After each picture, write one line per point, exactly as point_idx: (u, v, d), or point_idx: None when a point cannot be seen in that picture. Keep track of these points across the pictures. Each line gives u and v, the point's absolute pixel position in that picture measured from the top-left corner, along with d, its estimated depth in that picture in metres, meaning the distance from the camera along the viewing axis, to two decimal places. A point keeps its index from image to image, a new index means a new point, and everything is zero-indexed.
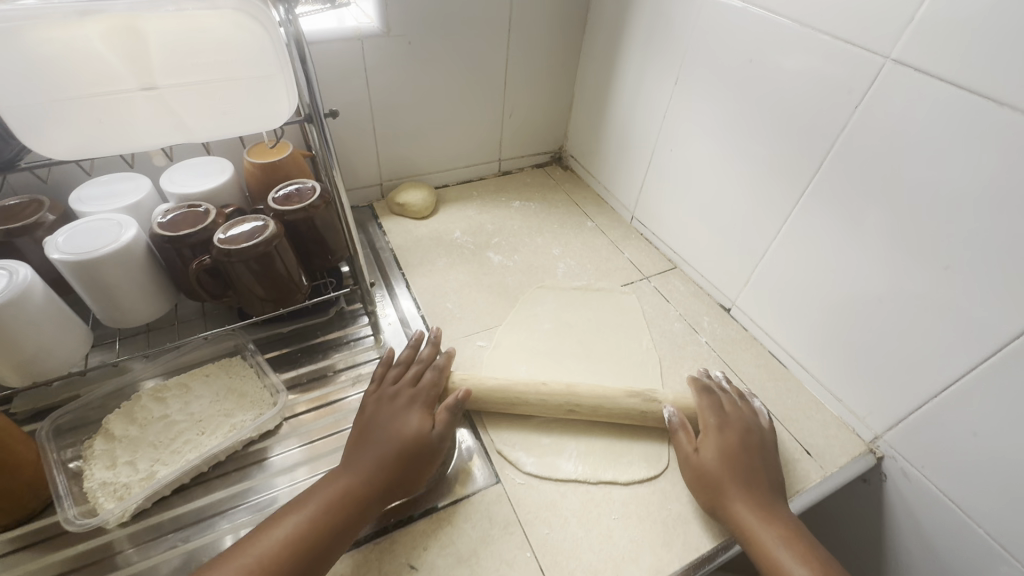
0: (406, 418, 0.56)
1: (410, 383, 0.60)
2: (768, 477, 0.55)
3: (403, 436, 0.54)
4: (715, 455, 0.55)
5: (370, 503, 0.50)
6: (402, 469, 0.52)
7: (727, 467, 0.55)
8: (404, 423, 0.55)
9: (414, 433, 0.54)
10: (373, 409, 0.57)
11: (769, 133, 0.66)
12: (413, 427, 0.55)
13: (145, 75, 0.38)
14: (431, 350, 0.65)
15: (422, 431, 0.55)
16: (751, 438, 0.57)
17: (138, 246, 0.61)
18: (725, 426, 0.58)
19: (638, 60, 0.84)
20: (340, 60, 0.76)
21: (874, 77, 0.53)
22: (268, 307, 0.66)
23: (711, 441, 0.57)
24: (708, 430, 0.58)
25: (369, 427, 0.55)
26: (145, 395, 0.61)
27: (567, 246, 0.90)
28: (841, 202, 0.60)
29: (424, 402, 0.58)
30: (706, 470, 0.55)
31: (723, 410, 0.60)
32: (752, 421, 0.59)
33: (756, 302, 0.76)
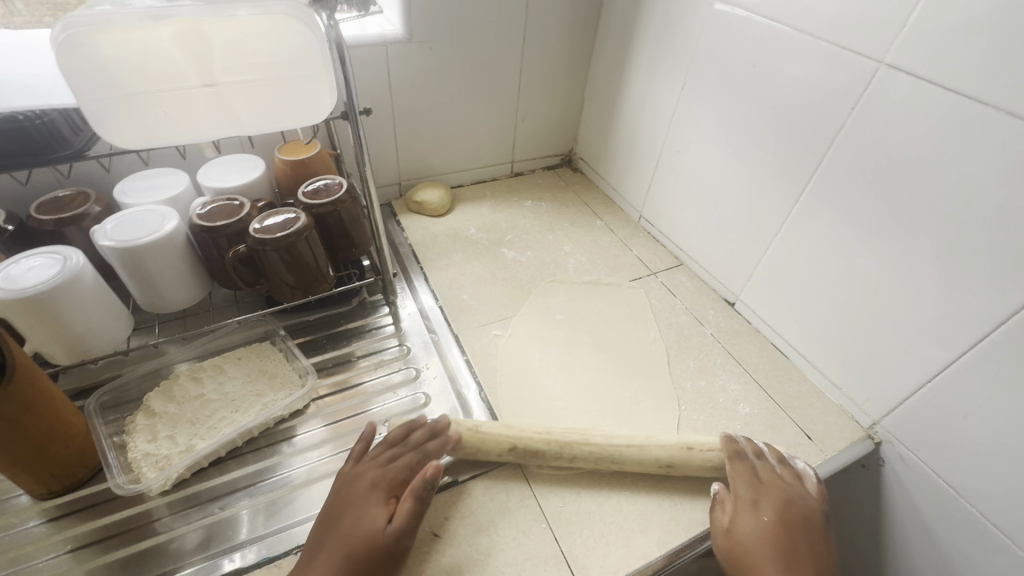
0: (362, 513, 0.49)
1: (381, 469, 0.53)
2: (823, 564, 0.51)
3: (354, 539, 0.48)
4: (753, 532, 0.51)
5: None
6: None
7: (767, 548, 0.50)
8: (358, 522, 0.49)
9: (366, 532, 0.48)
10: (334, 506, 0.51)
11: (772, 135, 0.70)
12: (366, 524, 0.48)
13: (207, 73, 0.42)
14: (426, 435, 0.57)
15: (375, 530, 0.48)
16: (796, 516, 0.53)
17: (178, 235, 0.65)
18: (761, 497, 0.54)
19: (647, 67, 0.88)
20: (365, 65, 0.81)
21: (869, 81, 0.57)
22: (297, 295, 0.70)
23: (748, 519, 0.52)
24: (741, 508, 0.53)
25: (322, 529, 0.49)
26: (181, 375, 0.65)
27: (578, 243, 0.94)
28: (839, 199, 0.64)
29: (389, 489, 0.52)
30: (742, 546, 0.51)
31: (757, 479, 0.56)
32: (797, 492, 0.55)
33: (759, 296, 0.79)
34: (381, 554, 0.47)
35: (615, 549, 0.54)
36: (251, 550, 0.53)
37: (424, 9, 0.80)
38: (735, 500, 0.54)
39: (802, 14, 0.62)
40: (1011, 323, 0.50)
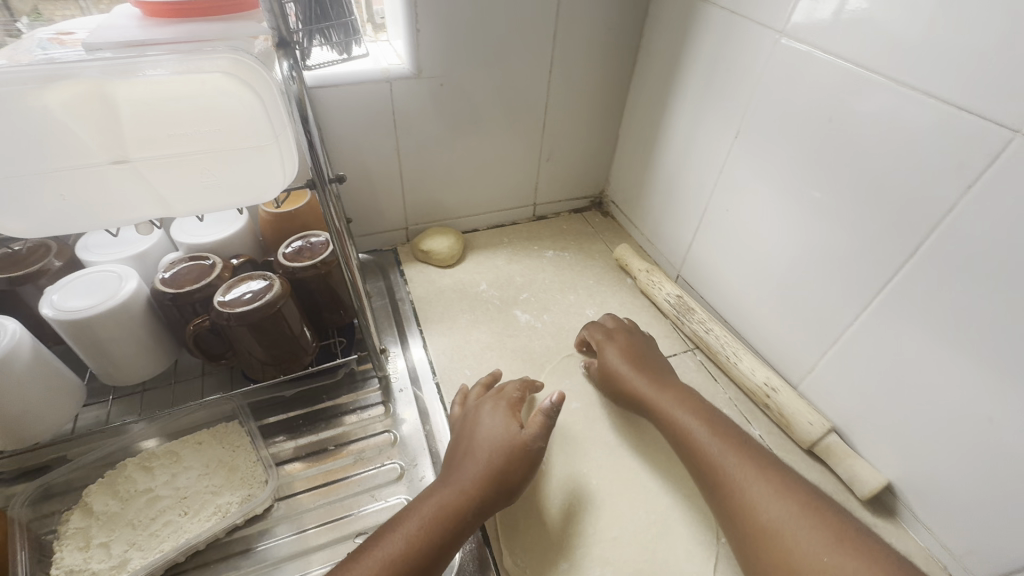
0: (488, 428, 0.54)
1: (495, 394, 0.60)
2: (665, 371, 0.64)
3: (495, 445, 0.52)
4: (613, 357, 0.65)
5: (468, 517, 0.47)
6: (500, 473, 0.50)
7: (631, 370, 0.63)
8: (489, 433, 0.53)
9: (498, 441, 0.52)
10: (466, 433, 0.55)
11: (849, 204, 0.56)
12: (504, 430, 0.53)
13: (116, 148, 0.33)
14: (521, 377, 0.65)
15: (514, 434, 0.53)
16: (637, 343, 0.67)
17: (138, 300, 0.57)
18: (629, 340, 0.67)
19: (692, 107, 0.76)
20: (367, 103, 0.72)
21: (996, 154, 0.43)
22: (270, 371, 0.61)
23: (610, 348, 0.66)
24: (606, 346, 0.67)
25: (461, 443, 0.54)
26: (131, 463, 0.56)
27: (603, 307, 0.81)
28: (941, 296, 0.49)
29: (513, 407, 0.57)
30: (611, 373, 0.64)
31: (608, 327, 0.70)
32: (637, 333, 0.70)
33: (821, 394, 0.65)
34: (519, 456, 0.51)
35: None
36: None
37: (434, 41, 0.70)
38: (599, 342, 0.68)
39: (899, 59, 0.48)
40: None
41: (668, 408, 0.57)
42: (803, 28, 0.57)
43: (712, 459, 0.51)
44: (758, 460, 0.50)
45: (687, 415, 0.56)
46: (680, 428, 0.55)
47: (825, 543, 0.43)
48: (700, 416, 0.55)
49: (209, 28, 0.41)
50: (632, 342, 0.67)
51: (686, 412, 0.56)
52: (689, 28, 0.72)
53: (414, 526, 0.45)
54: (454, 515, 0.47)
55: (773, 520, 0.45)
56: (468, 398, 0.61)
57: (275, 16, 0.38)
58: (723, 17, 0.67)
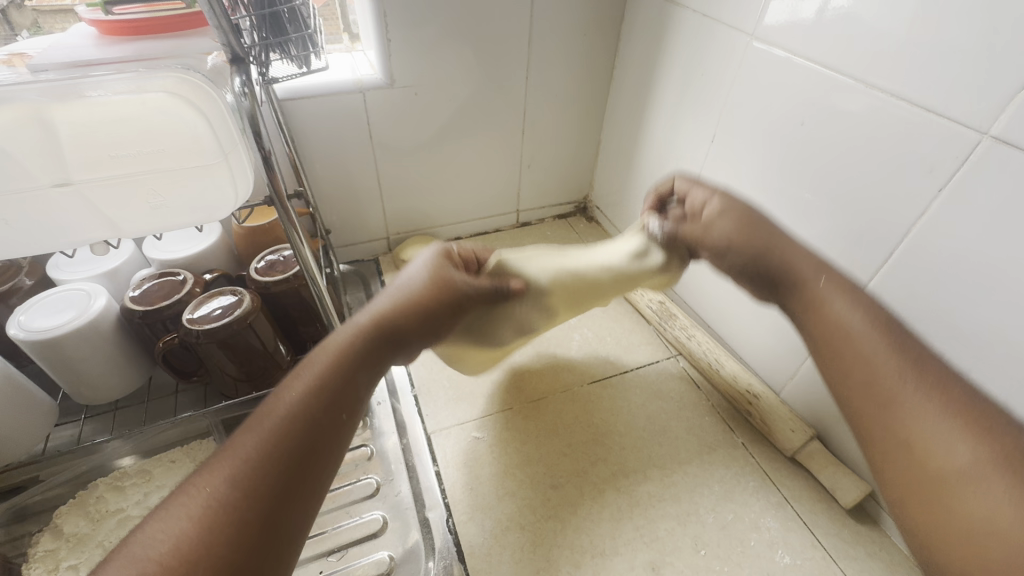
0: (423, 266, 0.42)
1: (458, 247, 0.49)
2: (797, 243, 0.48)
3: (423, 291, 0.40)
4: (722, 225, 0.52)
5: (367, 375, 0.34)
6: (422, 328, 0.39)
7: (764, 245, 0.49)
8: (417, 274, 0.41)
9: (433, 278, 0.41)
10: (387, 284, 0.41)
11: (825, 207, 0.55)
12: (436, 268, 0.42)
13: (58, 171, 0.33)
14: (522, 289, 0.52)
15: (446, 273, 0.42)
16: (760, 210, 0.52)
17: (107, 317, 0.56)
18: (751, 206, 0.52)
19: (669, 110, 0.75)
20: (340, 114, 0.71)
21: (965, 157, 0.42)
22: (243, 387, 0.61)
23: (727, 216, 0.52)
24: (728, 209, 0.52)
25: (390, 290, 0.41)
26: (103, 484, 0.56)
27: (584, 314, 0.81)
28: (916, 302, 0.48)
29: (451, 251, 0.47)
30: (712, 234, 0.53)
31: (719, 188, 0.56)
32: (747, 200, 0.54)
33: (804, 400, 0.63)
34: (452, 297, 0.42)
35: None
36: None
37: (405, 50, 0.70)
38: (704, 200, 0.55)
39: (867, 60, 0.48)
40: None
41: (825, 299, 0.42)
42: (774, 30, 0.56)
43: (869, 375, 0.37)
44: (949, 392, 0.34)
45: (844, 305, 0.41)
46: (840, 327, 0.40)
47: (995, 477, 0.29)
48: (876, 319, 0.39)
49: (163, 46, 0.41)
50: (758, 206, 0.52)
51: (842, 303, 0.41)
52: (664, 32, 0.72)
53: (274, 420, 0.30)
54: (344, 384, 0.33)
55: (954, 471, 0.31)
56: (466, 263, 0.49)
57: (223, 33, 0.37)
58: (697, 20, 0.66)
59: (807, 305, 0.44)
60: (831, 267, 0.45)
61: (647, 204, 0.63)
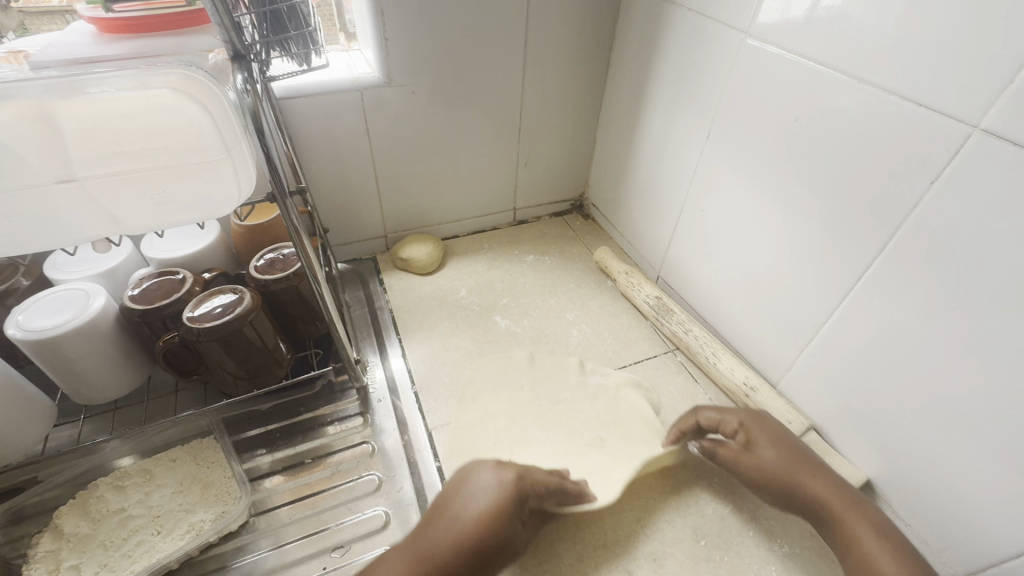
0: (489, 501, 0.47)
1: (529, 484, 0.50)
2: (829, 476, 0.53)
3: (471, 522, 0.46)
4: (767, 454, 0.55)
5: None
6: (468, 555, 0.45)
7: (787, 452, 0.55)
8: (483, 507, 0.47)
9: (494, 520, 0.46)
10: (462, 475, 0.51)
11: (819, 201, 0.56)
12: (494, 510, 0.47)
13: (63, 167, 0.33)
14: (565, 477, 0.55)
15: (481, 514, 0.46)
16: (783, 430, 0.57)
17: (106, 317, 0.56)
18: (776, 429, 0.57)
19: (664, 108, 0.76)
20: (337, 113, 0.72)
21: (956, 150, 0.43)
22: (244, 385, 0.61)
23: (769, 446, 0.55)
24: (758, 436, 0.56)
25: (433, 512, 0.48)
26: (104, 484, 0.55)
27: (583, 310, 0.81)
28: (908, 293, 0.49)
29: (510, 484, 0.49)
30: (767, 469, 0.54)
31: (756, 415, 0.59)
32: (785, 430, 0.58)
33: (801, 391, 0.64)
34: (506, 521, 0.47)
35: None
36: None
37: (403, 49, 0.70)
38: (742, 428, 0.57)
39: (859, 56, 0.49)
40: None
41: (854, 537, 0.49)
42: (768, 28, 0.57)
43: None
44: None
45: (870, 533, 0.49)
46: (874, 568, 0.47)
47: None
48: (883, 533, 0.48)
49: (163, 43, 0.41)
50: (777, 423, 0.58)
51: (866, 529, 0.49)
52: (660, 30, 0.73)
53: None
54: None
55: None
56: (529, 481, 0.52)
57: (225, 29, 0.37)
58: (691, 19, 0.67)
59: (843, 539, 0.50)
60: (858, 499, 0.51)
61: (667, 438, 0.61)
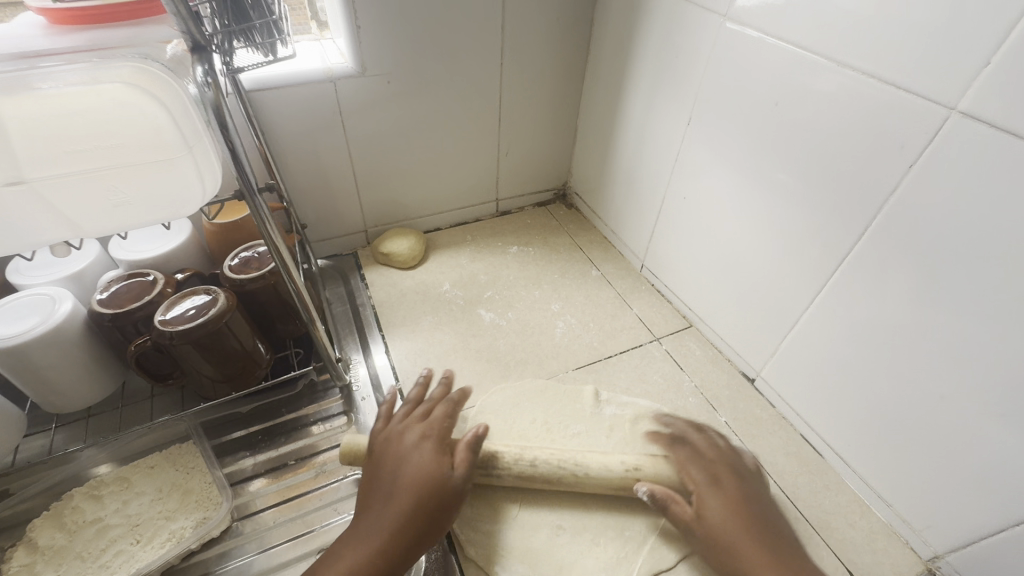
0: (422, 458, 0.49)
1: (422, 419, 0.55)
2: (782, 536, 0.49)
3: (416, 480, 0.48)
4: (717, 513, 0.49)
5: (398, 559, 0.44)
6: (425, 514, 0.46)
7: (733, 518, 0.49)
8: (421, 463, 0.49)
9: (435, 472, 0.48)
10: (382, 448, 0.51)
11: (801, 185, 0.55)
12: (431, 469, 0.49)
13: (10, 168, 0.31)
14: (443, 390, 0.60)
15: (433, 469, 0.49)
16: (745, 486, 0.52)
17: (74, 322, 0.54)
18: (740, 485, 0.51)
19: (645, 95, 0.75)
20: (310, 105, 0.69)
21: (933, 131, 0.43)
22: (222, 388, 0.59)
23: (712, 500, 0.50)
24: (707, 490, 0.51)
25: (373, 484, 0.48)
26: (78, 493, 0.54)
27: (568, 301, 0.81)
28: (889, 277, 0.49)
29: (439, 437, 0.52)
30: (717, 534, 0.48)
31: (706, 461, 0.54)
32: (742, 467, 0.54)
33: (784, 377, 0.65)
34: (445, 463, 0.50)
35: None
36: None
37: (375, 38, 0.68)
38: (698, 487, 0.51)
39: (836, 39, 0.48)
40: None
41: None
42: (746, 11, 0.56)
43: None
44: None
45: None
46: None
47: None
48: None
49: (118, 35, 0.39)
50: (736, 477, 0.52)
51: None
52: (638, 14, 0.71)
53: None
54: (385, 564, 0.43)
55: None
56: (394, 416, 0.55)
57: (183, 19, 0.35)
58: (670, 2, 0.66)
59: None
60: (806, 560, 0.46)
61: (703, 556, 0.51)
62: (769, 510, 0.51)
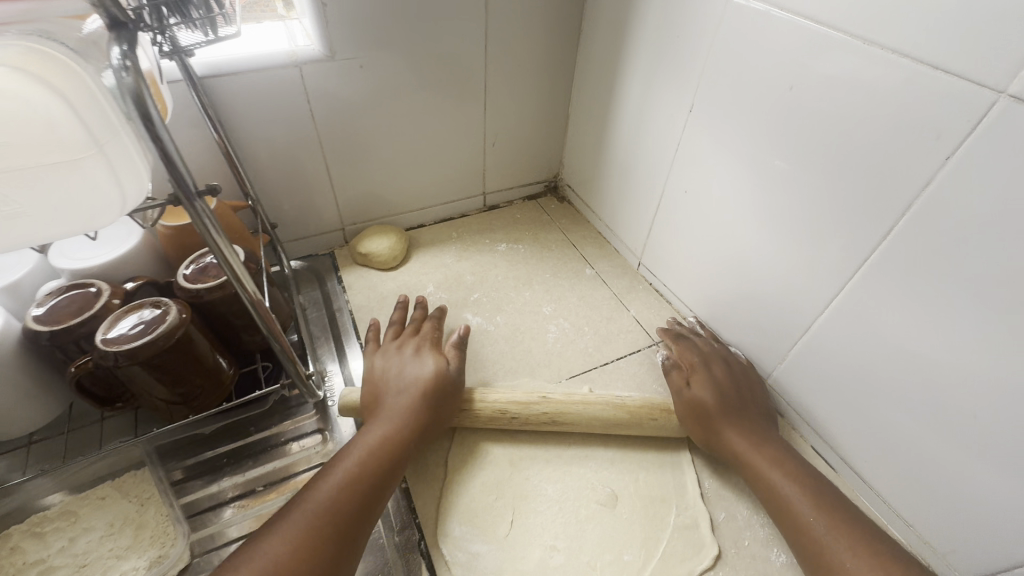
0: (424, 362, 0.57)
1: (413, 333, 0.62)
2: (759, 407, 0.57)
3: (422, 374, 0.55)
4: (706, 389, 0.57)
5: (410, 436, 0.51)
6: (430, 401, 0.54)
7: (720, 392, 0.57)
8: (422, 363, 0.57)
9: (436, 373, 0.56)
10: (384, 357, 0.58)
11: (816, 178, 0.50)
12: (431, 367, 0.56)
13: None
14: (424, 309, 0.67)
15: (434, 367, 0.56)
16: (733, 368, 0.60)
17: (6, 341, 0.48)
18: (727, 364, 0.60)
19: (643, 79, 0.69)
20: (275, 93, 0.63)
21: (977, 120, 0.37)
22: (180, 409, 0.53)
23: (701, 379, 0.58)
24: (697, 373, 0.59)
25: (381, 382, 0.55)
26: (18, 531, 0.48)
27: (560, 302, 0.75)
28: (919, 281, 0.44)
29: (432, 344, 0.60)
30: (705, 404, 0.56)
31: (700, 349, 0.63)
32: (730, 355, 0.62)
33: (793, 386, 0.60)
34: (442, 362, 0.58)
35: None
36: None
37: (345, 17, 0.62)
38: (691, 366, 0.60)
39: (862, 12, 0.42)
40: None
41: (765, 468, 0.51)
42: None
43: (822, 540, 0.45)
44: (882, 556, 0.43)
45: (744, 442, 0.53)
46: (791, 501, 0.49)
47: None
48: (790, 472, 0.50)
49: None
50: (725, 360, 0.61)
51: (740, 437, 0.54)
52: None
53: (360, 457, 0.47)
54: (400, 439, 0.50)
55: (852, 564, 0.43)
56: (389, 332, 0.62)
57: None
58: None
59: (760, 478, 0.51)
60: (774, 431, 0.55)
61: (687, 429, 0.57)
62: (752, 389, 0.59)
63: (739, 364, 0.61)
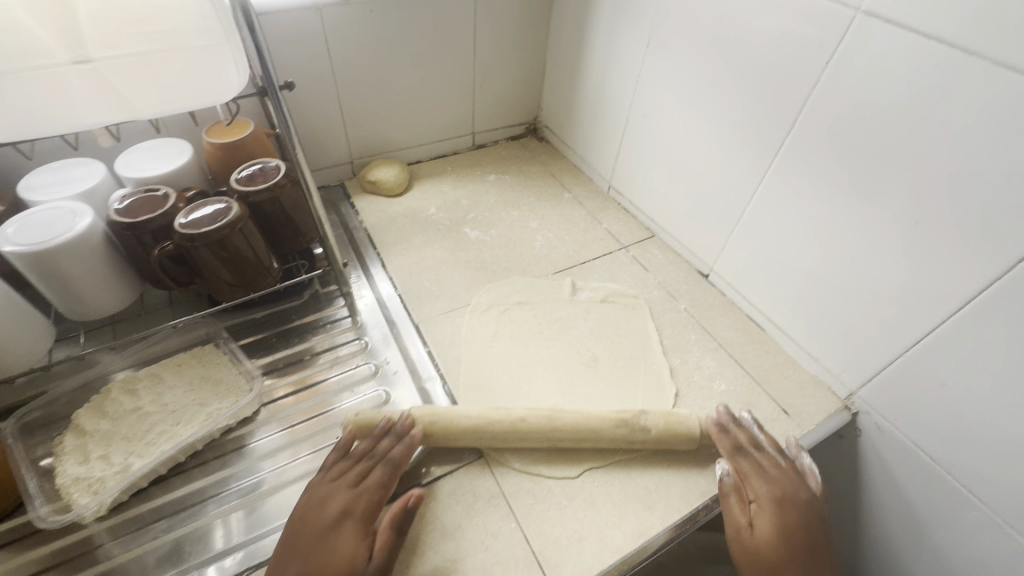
0: (340, 543, 0.47)
1: (352, 486, 0.51)
2: (828, 559, 0.50)
3: (331, 574, 0.45)
4: (765, 528, 0.51)
5: None
6: None
7: (780, 535, 0.50)
8: (338, 551, 0.46)
9: (349, 563, 0.45)
10: (302, 518, 0.48)
11: (743, 93, 0.65)
12: (346, 557, 0.46)
13: (78, 47, 0.36)
14: (392, 441, 0.54)
15: (348, 563, 0.45)
16: (803, 508, 0.52)
17: (94, 234, 0.58)
18: (799, 504, 0.52)
19: (609, 24, 0.82)
20: (298, 33, 0.73)
21: (844, 31, 0.52)
22: (238, 293, 0.65)
23: (766, 514, 0.52)
24: (761, 510, 0.52)
25: (284, 561, 0.46)
26: (115, 387, 0.59)
27: (545, 219, 0.89)
28: (815, 163, 0.59)
29: (366, 518, 0.49)
30: (763, 545, 0.50)
31: (771, 479, 0.54)
32: (800, 486, 0.54)
33: (731, 270, 0.76)
34: (360, 550, 0.47)
35: (587, 544, 0.52)
36: (219, 566, 0.50)
37: None
38: (759, 497, 0.53)
39: None
40: (988, 293, 0.48)
41: None
42: None
43: None
44: None
45: None
46: None
47: None
48: None
49: None
50: (800, 495, 0.53)
51: None
52: None
53: None
54: None
55: None
56: (327, 476, 0.52)
57: None
58: None
59: None
60: None
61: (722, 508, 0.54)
62: (815, 533, 0.51)
63: (817, 500, 0.53)
